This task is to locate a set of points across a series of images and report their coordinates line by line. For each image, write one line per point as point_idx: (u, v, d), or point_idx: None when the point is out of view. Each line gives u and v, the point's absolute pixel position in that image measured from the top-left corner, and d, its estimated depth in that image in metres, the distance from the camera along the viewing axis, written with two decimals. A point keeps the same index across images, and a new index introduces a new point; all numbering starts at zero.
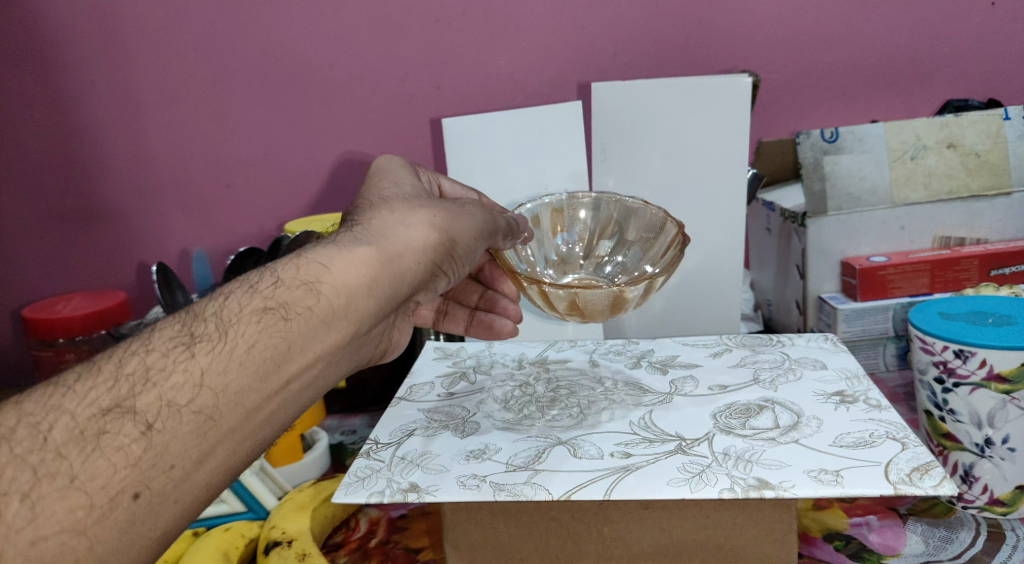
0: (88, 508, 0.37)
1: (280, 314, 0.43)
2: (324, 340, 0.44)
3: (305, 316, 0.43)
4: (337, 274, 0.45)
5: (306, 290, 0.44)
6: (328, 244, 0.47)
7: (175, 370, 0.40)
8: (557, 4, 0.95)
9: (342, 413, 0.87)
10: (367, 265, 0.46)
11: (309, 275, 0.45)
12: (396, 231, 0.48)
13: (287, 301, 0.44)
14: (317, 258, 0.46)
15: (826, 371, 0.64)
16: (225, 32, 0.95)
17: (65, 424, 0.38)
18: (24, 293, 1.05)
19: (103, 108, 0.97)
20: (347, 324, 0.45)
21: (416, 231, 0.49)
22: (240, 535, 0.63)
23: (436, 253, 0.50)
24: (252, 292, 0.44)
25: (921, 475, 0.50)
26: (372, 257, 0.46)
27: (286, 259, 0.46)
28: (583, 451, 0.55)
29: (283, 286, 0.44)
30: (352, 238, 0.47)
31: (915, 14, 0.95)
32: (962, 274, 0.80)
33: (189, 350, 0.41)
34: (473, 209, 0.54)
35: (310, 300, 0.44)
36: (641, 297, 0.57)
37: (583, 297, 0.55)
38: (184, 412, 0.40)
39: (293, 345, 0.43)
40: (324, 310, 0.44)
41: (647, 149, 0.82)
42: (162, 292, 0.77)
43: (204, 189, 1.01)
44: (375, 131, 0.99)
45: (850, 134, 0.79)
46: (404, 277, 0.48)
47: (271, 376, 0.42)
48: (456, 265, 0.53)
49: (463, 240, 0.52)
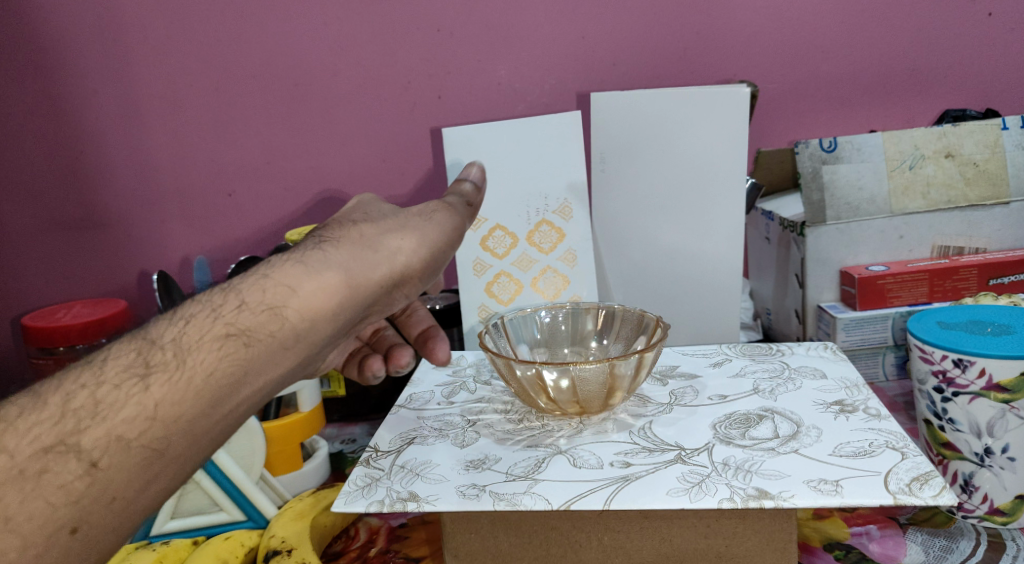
0: (24, 546, 0.37)
1: (238, 343, 0.42)
2: (282, 367, 0.44)
3: (264, 344, 0.42)
4: (300, 301, 0.44)
5: (267, 316, 0.43)
6: (293, 262, 0.45)
7: (127, 404, 0.39)
8: (557, 13, 0.95)
9: (342, 421, 0.87)
10: (332, 290, 0.44)
11: (272, 300, 0.43)
12: (367, 250, 0.46)
13: (248, 329, 0.42)
14: (281, 280, 0.44)
15: (826, 381, 0.64)
16: (228, 42, 0.96)
17: (6, 462, 0.37)
18: (26, 301, 1.05)
19: (105, 116, 0.98)
20: (305, 349, 0.44)
21: (386, 249, 0.47)
22: (240, 544, 0.63)
23: (404, 273, 0.48)
24: (212, 318, 0.42)
25: (921, 484, 0.50)
26: (339, 283, 0.45)
27: (247, 280, 0.44)
28: (583, 461, 0.55)
29: (243, 311, 0.43)
30: (320, 257, 0.45)
31: (913, 24, 0.96)
32: (961, 283, 0.80)
33: (143, 382, 0.40)
34: (441, 218, 0.50)
35: (272, 326, 0.43)
36: (632, 376, 0.59)
37: (578, 374, 0.57)
38: (133, 446, 0.39)
39: (250, 373, 0.42)
40: (284, 338, 0.43)
41: (647, 158, 0.83)
42: (161, 297, 0.77)
43: (206, 197, 1.01)
44: (376, 140, 1.00)
45: (849, 143, 0.80)
46: (368, 301, 0.47)
47: (221, 404, 0.41)
48: (425, 280, 0.51)
49: (435, 257, 0.50)
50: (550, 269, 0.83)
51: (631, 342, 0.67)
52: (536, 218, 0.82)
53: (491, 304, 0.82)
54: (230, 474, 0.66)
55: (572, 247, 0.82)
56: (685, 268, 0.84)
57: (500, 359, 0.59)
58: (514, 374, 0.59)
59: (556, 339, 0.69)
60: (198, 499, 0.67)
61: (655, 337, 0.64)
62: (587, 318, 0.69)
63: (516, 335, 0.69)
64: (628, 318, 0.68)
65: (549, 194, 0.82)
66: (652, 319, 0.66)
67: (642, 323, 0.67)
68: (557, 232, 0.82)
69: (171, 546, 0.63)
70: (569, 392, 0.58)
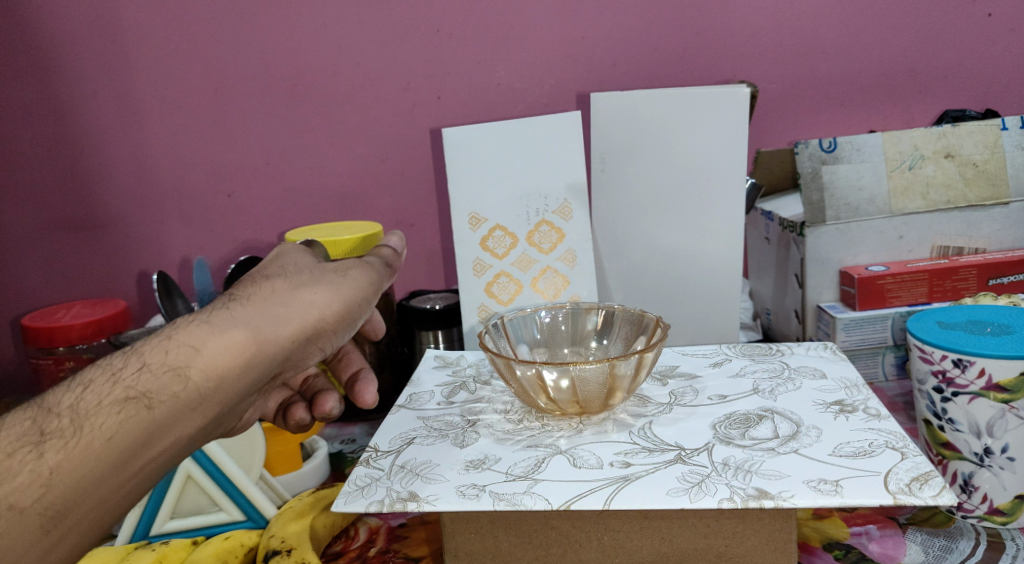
0: None
1: (141, 405, 0.42)
2: (187, 426, 0.44)
3: (168, 405, 0.43)
4: (207, 359, 0.44)
5: (174, 376, 0.43)
6: (202, 321, 0.45)
7: (19, 472, 0.40)
8: (556, 14, 0.95)
9: (342, 422, 0.87)
10: (241, 348, 0.45)
11: (178, 359, 0.44)
12: (280, 307, 0.47)
13: (151, 390, 0.43)
14: (189, 338, 0.44)
15: (826, 381, 0.64)
16: (227, 43, 0.96)
17: None
18: (25, 302, 1.04)
19: (104, 116, 0.98)
20: (214, 407, 0.45)
21: (300, 306, 0.47)
22: (239, 544, 0.62)
23: (320, 328, 0.48)
24: (114, 381, 0.43)
25: (921, 484, 0.50)
26: (248, 340, 0.45)
27: (153, 340, 0.44)
28: (583, 461, 0.55)
29: (147, 372, 0.43)
30: (230, 313, 0.46)
31: (912, 25, 0.96)
32: (961, 283, 0.80)
33: (37, 449, 0.40)
34: (356, 275, 0.51)
35: (178, 386, 0.43)
36: (633, 376, 0.59)
37: (578, 374, 0.57)
38: (26, 513, 0.40)
39: (152, 435, 0.43)
40: (190, 398, 0.44)
41: (646, 159, 0.83)
42: (162, 299, 0.77)
43: (205, 198, 1.01)
44: (376, 140, 1.00)
45: (848, 144, 0.80)
46: (281, 357, 0.47)
47: (117, 466, 0.42)
48: (342, 333, 0.51)
49: (352, 310, 0.50)
50: (550, 269, 0.83)
51: (631, 341, 0.67)
52: (535, 218, 0.82)
53: (491, 304, 0.82)
54: (228, 473, 0.65)
55: (572, 247, 0.82)
56: (684, 268, 0.84)
57: (500, 359, 0.59)
58: (514, 374, 0.59)
59: (556, 340, 0.69)
60: (197, 498, 0.67)
61: (655, 336, 0.64)
62: (588, 318, 0.69)
63: (516, 335, 0.69)
64: (628, 319, 0.68)
65: (549, 195, 0.82)
66: (652, 319, 0.66)
67: (642, 323, 0.67)
68: (557, 232, 0.82)
69: (170, 546, 0.63)
70: (569, 391, 0.59)
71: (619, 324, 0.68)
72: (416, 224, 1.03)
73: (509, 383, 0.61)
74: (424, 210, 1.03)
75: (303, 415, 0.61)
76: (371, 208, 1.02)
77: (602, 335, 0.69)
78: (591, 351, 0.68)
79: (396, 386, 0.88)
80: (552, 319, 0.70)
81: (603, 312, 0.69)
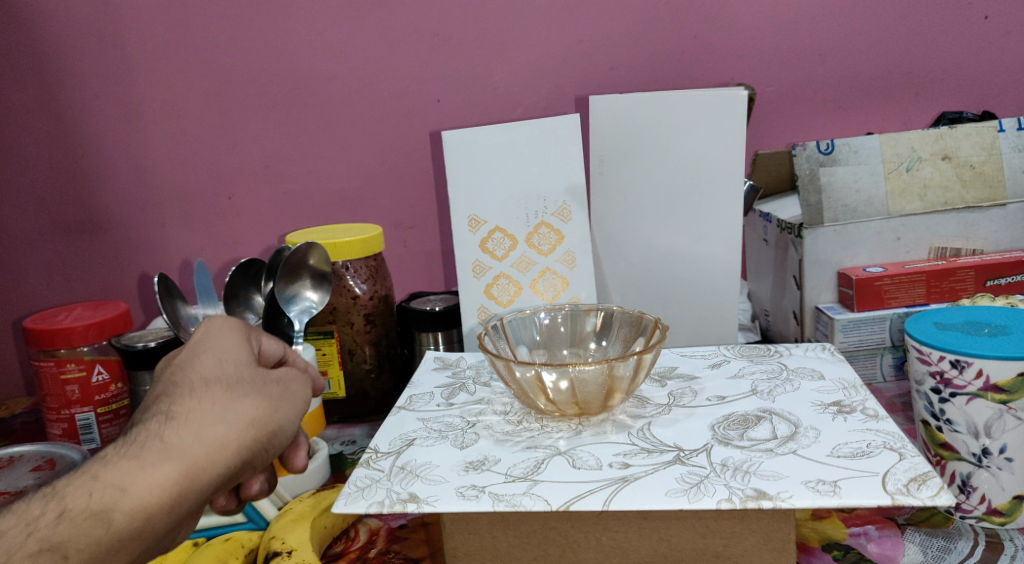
0: None
1: (59, 553, 0.43)
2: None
3: (88, 552, 0.44)
4: (127, 504, 0.44)
5: (95, 521, 0.44)
6: (125, 459, 0.45)
7: None
8: (555, 17, 0.96)
9: (342, 424, 0.87)
10: (167, 486, 0.45)
11: (100, 503, 0.44)
12: (209, 437, 0.46)
13: (70, 539, 0.43)
14: (111, 479, 0.44)
15: (824, 382, 0.64)
16: (228, 46, 0.96)
17: None
18: (24, 305, 1.04)
19: (105, 119, 0.98)
20: (139, 544, 0.45)
21: (231, 434, 0.47)
22: (240, 545, 0.63)
23: (253, 453, 0.48)
24: (30, 529, 0.43)
25: (918, 485, 0.50)
26: (173, 476, 0.45)
27: (73, 483, 0.44)
28: (582, 462, 0.56)
29: (65, 518, 0.43)
30: (154, 447, 0.45)
31: (909, 27, 0.97)
32: (958, 285, 0.80)
33: None
34: (292, 391, 0.51)
35: (99, 530, 0.44)
36: (632, 377, 0.60)
37: (576, 377, 0.58)
38: None
39: None
40: (113, 541, 0.44)
41: (644, 161, 0.83)
42: (162, 298, 0.77)
43: (206, 201, 1.01)
44: (375, 143, 1.00)
45: (845, 146, 0.81)
46: (213, 486, 0.47)
47: None
48: (281, 447, 0.50)
49: (288, 428, 0.50)
50: (549, 271, 0.83)
51: (630, 343, 0.67)
52: (535, 220, 0.82)
53: (490, 306, 0.83)
54: None
55: (571, 248, 0.83)
56: (683, 270, 0.84)
57: (500, 361, 0.60)
58: (514, 375, 0.60)
59: (555, 341, 0.70)
60: None
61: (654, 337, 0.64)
62: (587, 320, 0.70)
63: (516, 336, 0.69)
64: (627, 321, 0.68)
65: (547, 197, 0.82)
66: (650, 320, 0.66)
67: (641, 324, 0.67)
68: (556, 234, 0.83)
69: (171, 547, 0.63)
70: (568, 394, 0.59)
71: (618, 325, 0.69)
72: (415, 227, 1.04)
73: (508, 385, 0.62)
74: (424, 213, 1.03)
75: (262, 485, 0.55)
76: (371, 211, 1.03)
77: (602, 336, 0.69)
78: (590, 351, 0.69)
79: (395, 388, 0.89)
80: (552, 321, 0.70)
81: (602, 313, 0.70)
